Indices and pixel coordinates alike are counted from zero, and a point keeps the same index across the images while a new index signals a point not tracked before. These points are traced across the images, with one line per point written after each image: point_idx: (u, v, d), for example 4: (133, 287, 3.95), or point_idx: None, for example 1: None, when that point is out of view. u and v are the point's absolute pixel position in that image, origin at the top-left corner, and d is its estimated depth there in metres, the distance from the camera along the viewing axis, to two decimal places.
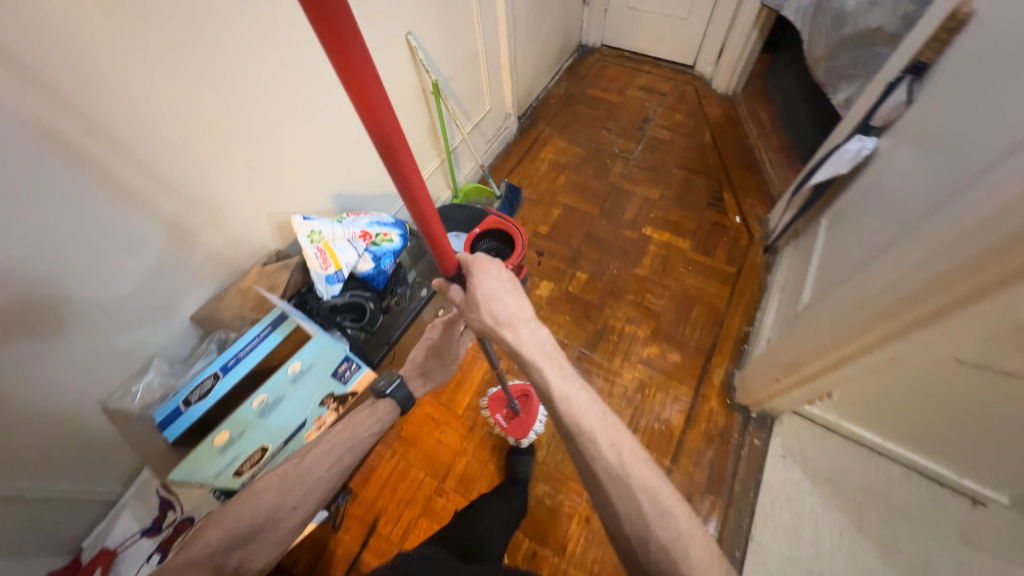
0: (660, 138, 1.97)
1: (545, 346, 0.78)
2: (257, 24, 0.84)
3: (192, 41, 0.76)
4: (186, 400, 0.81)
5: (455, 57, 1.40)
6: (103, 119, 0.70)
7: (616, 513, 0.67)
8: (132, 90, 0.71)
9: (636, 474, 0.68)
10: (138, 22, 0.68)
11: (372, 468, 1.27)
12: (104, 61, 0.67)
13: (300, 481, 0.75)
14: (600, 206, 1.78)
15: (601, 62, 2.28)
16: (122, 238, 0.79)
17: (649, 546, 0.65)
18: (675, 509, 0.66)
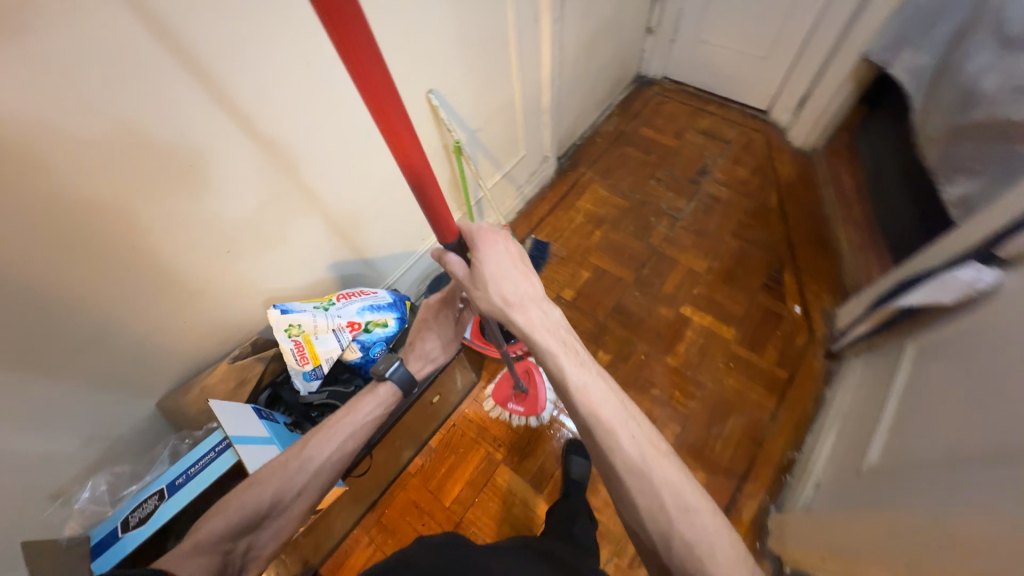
0: (716, 197, 1.73)
1: (560, 332, 0.72)
2: (243, 103, 0.72)
3: (166, 129, 0.65)
4: (124, 522, 0.73)
5: (487, 107, 1.25)
6: (47, 225, 0.60)
7: (636, 507, 0.61)
8: (86, 191, 0.62)
9: (660, 474, 0.62)
10: (90, 117, 0.58)
11: (345, 555, 1.18)
12: (34, 172, 0.57)
13: (300, 469, 0.74)
14: (636, 272, 1.58)
15: (660, 98, 2.04)
16: (69, 354, 0.71)
17: (673, 548, 0.58)
18: (701, 516, 0.59)
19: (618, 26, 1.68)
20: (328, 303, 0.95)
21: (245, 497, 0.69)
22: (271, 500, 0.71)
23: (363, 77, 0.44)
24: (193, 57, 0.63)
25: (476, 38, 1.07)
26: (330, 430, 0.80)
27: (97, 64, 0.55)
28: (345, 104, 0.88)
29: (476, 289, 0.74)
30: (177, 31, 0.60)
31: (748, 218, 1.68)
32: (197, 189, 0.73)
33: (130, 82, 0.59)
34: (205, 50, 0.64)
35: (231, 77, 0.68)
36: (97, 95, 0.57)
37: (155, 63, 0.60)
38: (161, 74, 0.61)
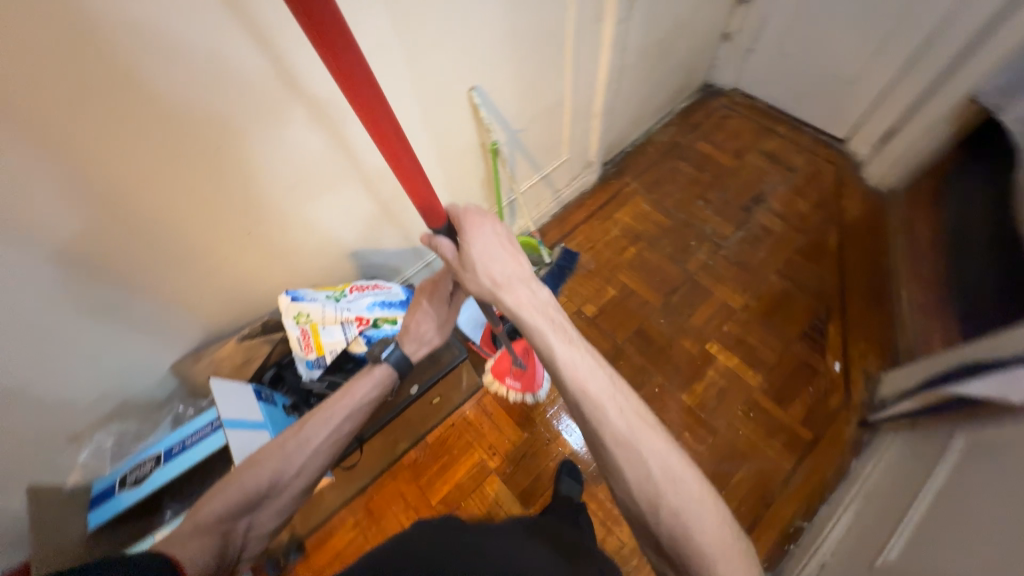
0: (768, 229, 1.60)
1: (547, 311, 0.75)
2: (270, 89, 0.73)
3: (196, 113, 0.68)
4: (121, 480, 0.77)
5: (532, 107, 1.19)
6: (78, 195, 0.65)
7: (624, 476, 0.63)
8: (117, 166, 0.66)
9: (647, 448, 0.63)
10: (122, 98, 0.61)
11: (330, 532, 1.21)
12: (70, 142, 0.61)
13: (297, 449, 0.74)
14: (664, 297, 1.49)
15: (725, 112, 1.89)
16: (91, 309, 0.76)
17: (660, 515, 0.59)
18: (688, 487, 0.60)
19: (689, 30, 1.55)
20: (340, 294, 0.95)
21: (244, 478, 0.69)
22: (269, 481, 0.71)
23: (342, 69, 0.48)
24: (221, 44, 0.64)
25: (527, 35, 1.01)
26: (326, 413, 0.79)
27: (130, 49, 0.58)
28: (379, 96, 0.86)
29: (465, 272, 0.78)
30: (208, 19, 0.61)
31: (800, 257, 1.54)
32: (224, 166, 0.76)
33: (161, 66, 0.61)
34: (234, 38, 0.65)
35: (260, 65, 0.69)
36: (129, 78, 0.60)
37: (184, 49, 0.62)
38: (191, 60, 0.63)
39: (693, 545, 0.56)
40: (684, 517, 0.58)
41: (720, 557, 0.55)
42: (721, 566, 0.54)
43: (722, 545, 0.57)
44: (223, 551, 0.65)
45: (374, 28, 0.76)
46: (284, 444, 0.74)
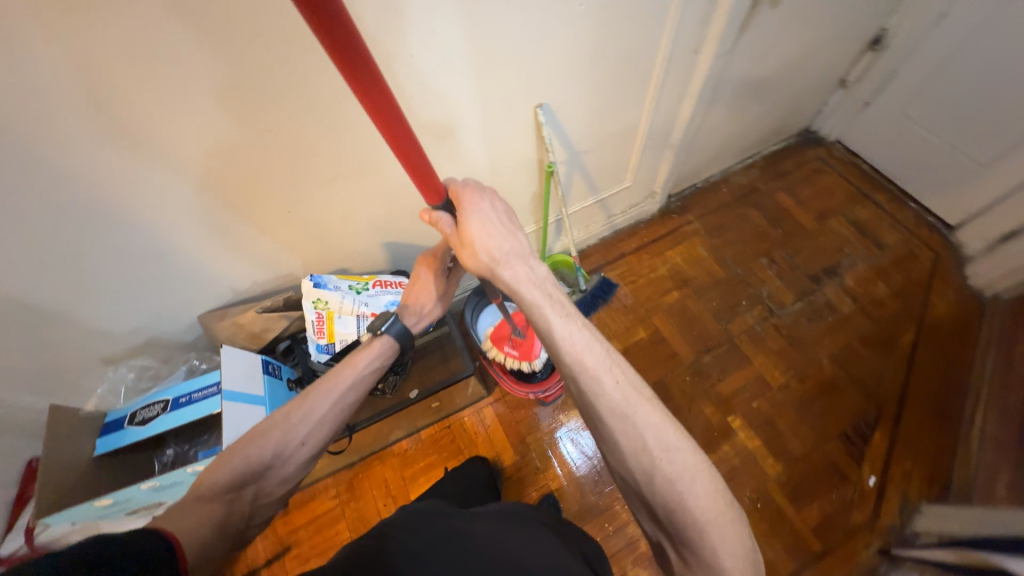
0: (834, 308, 1.44)
1: (544, 286, 0.78)
2: (326, 81, 0.73)
3: (253, 95, 0.70)
4: (131, 416, 0.83)
5: (601, 131, 1.12)
6: (132, 154, 0.69)
7: (623, 451, 0.66)
8: (172, 135, 0.69)
9: (641, 425, 0.65)
10: (180, 74, 0.63)
11: (311, 496, 1.26)
12: (129, 108, 0.64)
13: (300, 420, 0.73)
14: (696, 354, 1.39)
15: (821, 166, 1.70)
16: (136, 253, 0.82)
17: (655, 486, 0.63)
18: (681, 456, 0.63)
19: (800, 72, 1.39)
20: (363, 286, 0.96)
21: (247, 452, 0.68)
22: (273, 452, 0.69)
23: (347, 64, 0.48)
24: (281, 32, 0.64)
25: (610, 58, 0.94)
26: (329, 388, 0.77)
27: (193, 28, 0.60)
28: (440, 102, 0.84)
29: (465, 249, 0.79)
30: (271, 8, 0.61)
31: (862, 347, 1.37)
32: (273, 147, 0.79)
33: (223, 48, 0.63)
34: (293, 27, 0.65)
35: (317, 56, 0.69)
36: (191, 56, 0.62)
37: (243, 33, 0.63)
38: (247, 43, 0.64)
39: (688, 512, 0.60)
40: (678, 487, 0.61)
41: (712, 524, 0.59)
42: (712, 533, 0.59)
43: (714, 512, 0.60)
44: (230, 519, 0.62)
45: (444, 35, 0.74)
46: (287, 416, 0.72)
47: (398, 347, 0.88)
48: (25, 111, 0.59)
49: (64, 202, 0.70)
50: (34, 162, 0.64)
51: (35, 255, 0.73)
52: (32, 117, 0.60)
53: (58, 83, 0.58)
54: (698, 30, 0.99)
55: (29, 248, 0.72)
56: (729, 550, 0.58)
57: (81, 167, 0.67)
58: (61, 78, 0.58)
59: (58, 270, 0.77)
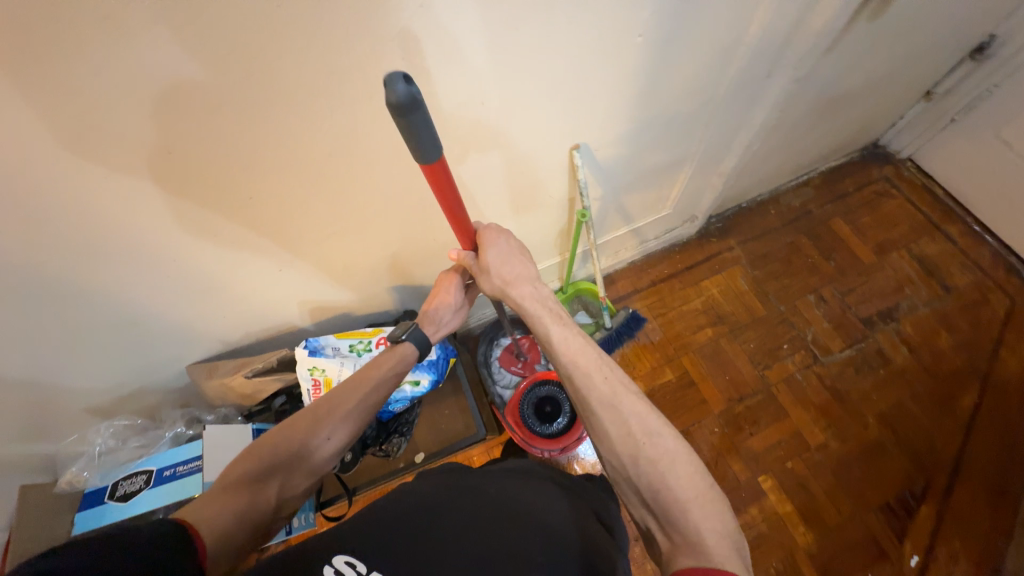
0: (886, 358, 1.29)
1: (548, 304, 0.73)
2: (316, 142, 0.61)
3: (229, 162, 0.58)
4: (111, 489, 0.76)
5: (644, 164, 0.96)
6: (84, 228, 0.58)
7: (610, 438, 0.61)
8: (131, 205, 0.58)
9: (625, 407, 0.61)
10: (133, 141, 0.52)
11: None
12: (72, 173, 0.52)
13: (326, 413, 0.64)
14: (728, 402, 1.27)
15: (885, 188, 1.50)
16: (107, 317, 0.72)
17: (640, 466, 0.58)
18: (663, 440, 0.59)
19: (883, 88, 1.18)
20: (366, 346, 0.86)
21: (273, 443, 0.60)
22: (300, 444, 0.61)
23: (439, 190, 0.55)
24: (254, 95, 0.52)
25: (661, 89, 0.78)
26: (353, 380, 0.68)
27: (139, 94, 0.48)
28: (456, 147, 0.71)
29: (483, 275, 0.74)
30: (240, 69, 0.50)
31: (914, 407, 1.24)
32: (257, 204, 0.66)
33: (182, 117, 0.51)
34: (268, 88, 0.53)
35: (305, 120, 0.58)
36: (142, 122, 0.50)
37: (203, 97, 0.50)
38: (209, 106, 0.51)
39: (670, 491, 0.55)
40: (659, 465, 0.57)
41: (693, 501, 0.55)
42: (693, 511, 0.54)
43: (696, 491, 0.55)
44: (255, 509, 0.55)
45: (460, 74, 0.60)
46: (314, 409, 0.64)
47: (415, 351, 0.76)
48: None
49: (16, 276, 0.59)
50: None
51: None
52: None
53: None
54: (775, 56, 0.82)
55: None
56: (714, 532, 0.52)
57: (23, 241, 0.56)
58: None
59: (19, 342, 0.67)
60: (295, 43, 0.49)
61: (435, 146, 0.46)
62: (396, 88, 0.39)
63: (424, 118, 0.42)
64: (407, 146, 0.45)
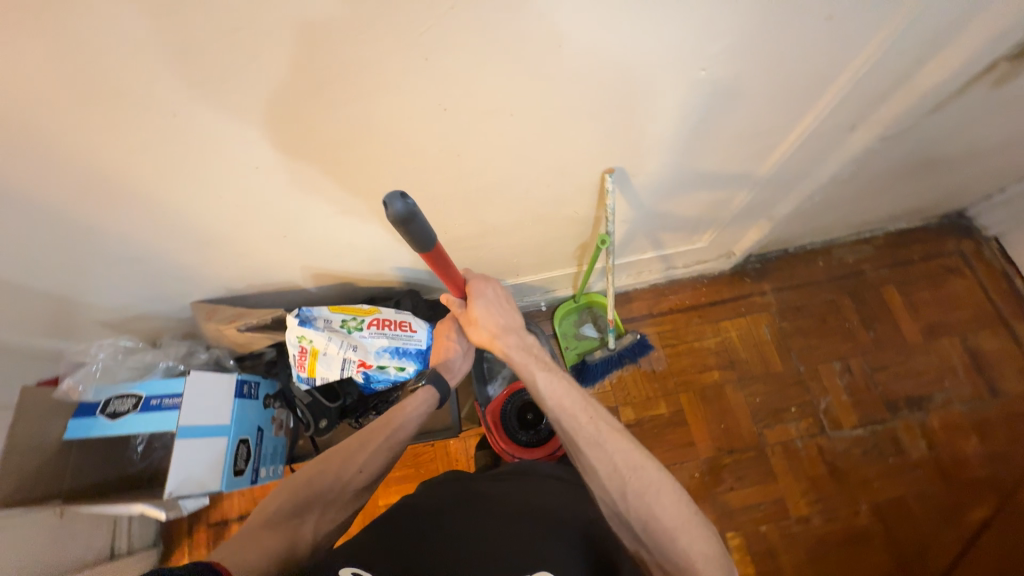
0: (901, 449, 1.20)
1: (534, 353, 0.74)
2: (330, 131, 0.57)
3: (239, 134, 0.56)
4: (104, 405, 0.80)
5: (684, 194, 0.89)
6: (92, 173, 0.58)
7: (598, 476, 0.61)
8: (138, 160, 0.57)
9: (607, 446, 0.62)
10: (140, 103, 0.50)
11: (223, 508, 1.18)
12: (81, 122, 0.51)
13: (357, 450, 0.68)
14: (716, 451, 1.22)
15: (956, 265, 1.34)
16: (116, 252, 0.73)
17: (628, 501, 0.58)
18: (645, 472, 0.59)
19: (988, 158, 1.03)
20: (357, 324, 0.86)
21: (309, 479, 0.64)
22: (332, 479, 0.65)
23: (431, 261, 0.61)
24: (262, 79, 0.49)
25: (719, 125, 0.71)
26: (381, 421, 0.73)
27: (141, 58, 0.45)
28: (478, 151, 0.66)
29: (471, 326, 0.76)
30: (244, 49, 0.46)
31: (916, 505, 1.16)
32: (265, 177, 0.64)
33: (184, 89, 0.49)
34: (275, 72, 0.48)
35: (320, 107, 0.54)
36: (151, 87, 0.48)
37: (219, 71, 0.47)
38: (213, 81, 0.48)
39: (656, 523, 0.55)
40: (645, 496, 0.57)
41: (679, 528, 0.54)
42: (680, 538, 0.54)
43: (680, 516, 0.55)
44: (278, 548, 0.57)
45: (491, 80, 0.54)
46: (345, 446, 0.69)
47: (437, 395, 0.79)
48: None
49: (27, 204, 0.60)
50: None
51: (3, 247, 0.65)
52: None
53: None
54: (863, 111, 0.72)
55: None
56: (700, 554, 0.53)
57: (32, 176, 0.56)
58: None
59: (31, 261, 0.70)
60: (311, 32, 0.45)
61: (430, 240, 0.55)
62: (393, 205, 0.48)
63: (420, 223, 0.51)
64: (409, 240, 0.54)
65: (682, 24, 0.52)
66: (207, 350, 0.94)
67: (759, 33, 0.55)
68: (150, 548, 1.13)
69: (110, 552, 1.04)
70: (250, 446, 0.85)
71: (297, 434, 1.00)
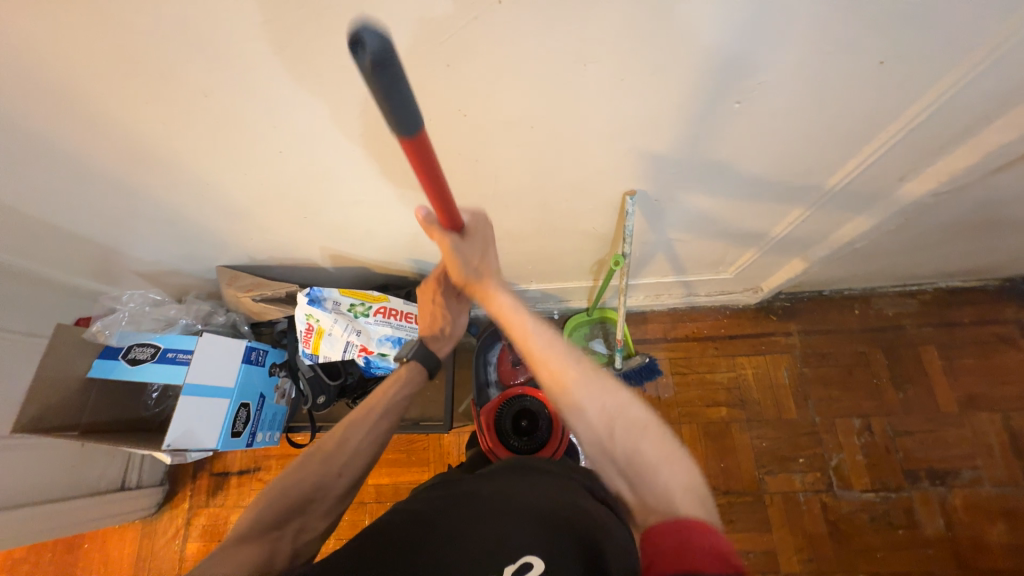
0: (914, 522, 1.12)
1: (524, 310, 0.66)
2: (353, 123, 0.59)
3: (269, 118, 0.58)
4: (126, 351, 0.85)
5: (712, 221, 0.85)
6: (133, 141, 0.61)
7: (586, 415, 0.59)
8: (174, 133, 0.60)
9: (599, 385, 0.60)
10: (177, 80, 0.52)
11: (227, 463, 1.24)
12: (125, 94, 0.54)
13: (335, 450, 0.67)
14: (712, 490, 1.17)
15: (1010, 335, 1.23)
16: (151, 214, 0.78)
17: (615, 436, 0.57)
18: (633, 411, 0.58)
19: None
20: (364, 309, 0.89)
21: (283, 486, 0.64)
22: (313, 486, 0.64)
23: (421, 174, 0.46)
24: (289, 70, 0.51)
25: (753, 157, 0.67)
26: (360, 416, 0.71)
27: (181, 40, 0.47)
28: (499, 158, 0.66)
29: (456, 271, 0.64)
30: (272, 39, 0.47)
31: None
32: (291, 160, 0.66)
33: (215, 72, 0.51)
34: (305, 64, 0.50)
35: (346, 101, 0.55)
36: (190, 68, 0.50)
37: (254, 59, 0.49)
38: (247, 67, 0.50)
39: (639, 456, 0.55)
40: (633, 433, 0.57)
41: (662, 463, 0.54)
42: (662, 471, 0.53)
43: (664, 451, 0.55)
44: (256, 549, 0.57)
45: (516, 91, 0.54)
46: (323, 446, 0.67)
47: (424, 371, 0.81)
48: (18, 82, 0.51)
49: (75, 162, 0.64)
50: (34, 124, 0.57)
51: (52, 198, 0.71)
52: (26, 88, 0.52)
53: (30, 66, 0.50)
54: (915, 161, 0.67)
55: (47, 192, 0.70)
56: (680, 486, 0.52)
57: (80, 137, 0.60)
58: (41, 65, 0.50)
59: (77, 213, 0.75)
60: (335, 31, 0.46)
61: (416, 117, 0.37)
62: (366, 39, 0.31)
63: (403, 84, 0.34)
64: (387, 119, 0.37)
65: (718, 53, 0.50)
66: (226, 314, 1.00)
67: (803, 69, 0.52)
68: (157, 486, 1.21)
69: (120, 484, 1.12)
70: (250, 410, 0.89)
71: (297, 405, 1.05)
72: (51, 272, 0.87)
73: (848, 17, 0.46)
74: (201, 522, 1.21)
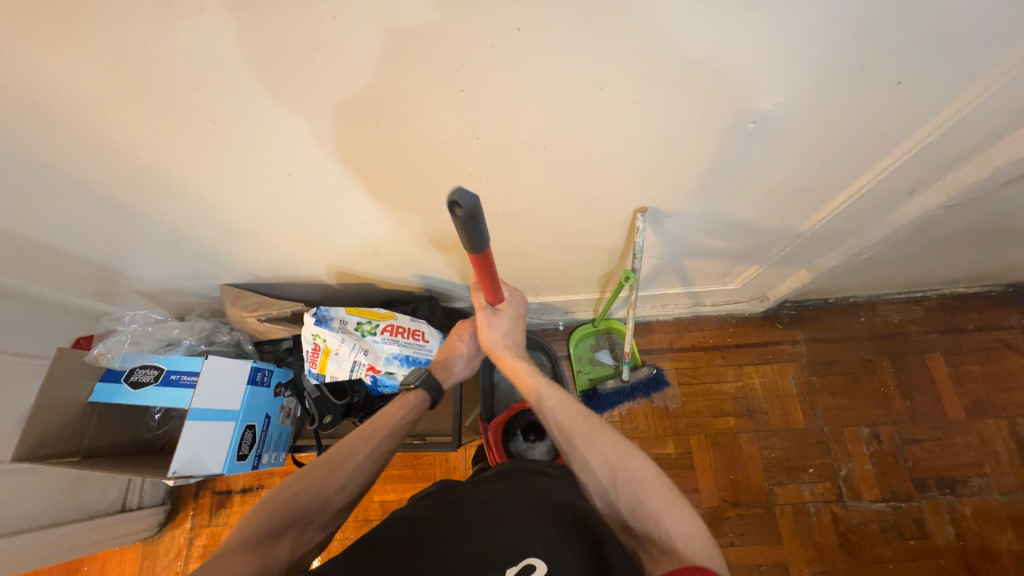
0: (924, 532, 1.11)
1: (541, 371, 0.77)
2: (361, 145, 0.58)
3: (274, 141, 0.57)
4: (127, 374, 0.84)
5: (719, 235, 0.85)
6: (134, 164, 0.60)
7: (590, 465, 0.61)
8: (176, 156, 0.59)
9: (600, 440, 0.62)
10: (180, 105, 0.51)
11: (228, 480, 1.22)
12: (126, 119, 0.53)
13: (339, 464, 0.66)
14: (719, 501, 1.16)
15: (1015, 341, 1.23)
16: (152, 235, 0.76)
17: (619, 490, 0.57)
18: (634, 462, 0.59)
19: None
20: (371, 328, 0.87)
21: (285, 496, 0.61)
22: (315, 495, 0.62)
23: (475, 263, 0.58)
24: (294, 95, 0.50)
25: (762, 174, 0.67)
26: (367, 430, 0.71)
27: (188, 69, 0.46)
28: (508, 177, 0.65)
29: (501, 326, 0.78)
30: (280, 66, 0.46)
31: None
32: (296, 181, 0.65)
33: (220, 98, 0.50)
34: (313, 88, 0.49)
35: (353, 124, 0.54)
36: (195, 93, 0.49)
37: (261, 84, 0.49)
38: (253, 92, 0.49)
39: (644, 508, 0.55)
40: (634, 483, 0.57)
41: (665, 511, 0.54)
42: (665, 519, 0.53)
43: (667, 501, 0.55)
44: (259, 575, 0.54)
45: (527, 113, 0.53)
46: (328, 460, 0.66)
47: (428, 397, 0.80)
48: (17, 109, 0.50)
49: (75, 187, 0.63)
50: (33, 150, 0.56)
51: (50, 221, 0.69)
52: (24, 115, 0.51)
53: (30, 93, 0.49)
54: (925, 176, 0.66)
55: (45, 215, 0.68)
56: (684, 535, 0.52)
57: (80, 162, 0.59)
58: (40, 93, 0.49)
59: (77, 235, 0.74)
60: (345, 57, 0.45)
61: (483, 242, 0.52)
62: (462, 200, 0.44)
63: (482, 228, 0.49)
64: (463, 238, 0.51)
65: (731, 74, 0.50)
66: (230, 332, 0.99)
67: (815, 88, 0.52)
68: (158, 506, 1.19)
69: (120, 505, 1.10)
70: (255, 432, 0.87)
71: (302, 424, 1.03)
72: (50, 293, 0.86)
73: (862, 40, 0.46)
74: (201, 539, 1.19)
